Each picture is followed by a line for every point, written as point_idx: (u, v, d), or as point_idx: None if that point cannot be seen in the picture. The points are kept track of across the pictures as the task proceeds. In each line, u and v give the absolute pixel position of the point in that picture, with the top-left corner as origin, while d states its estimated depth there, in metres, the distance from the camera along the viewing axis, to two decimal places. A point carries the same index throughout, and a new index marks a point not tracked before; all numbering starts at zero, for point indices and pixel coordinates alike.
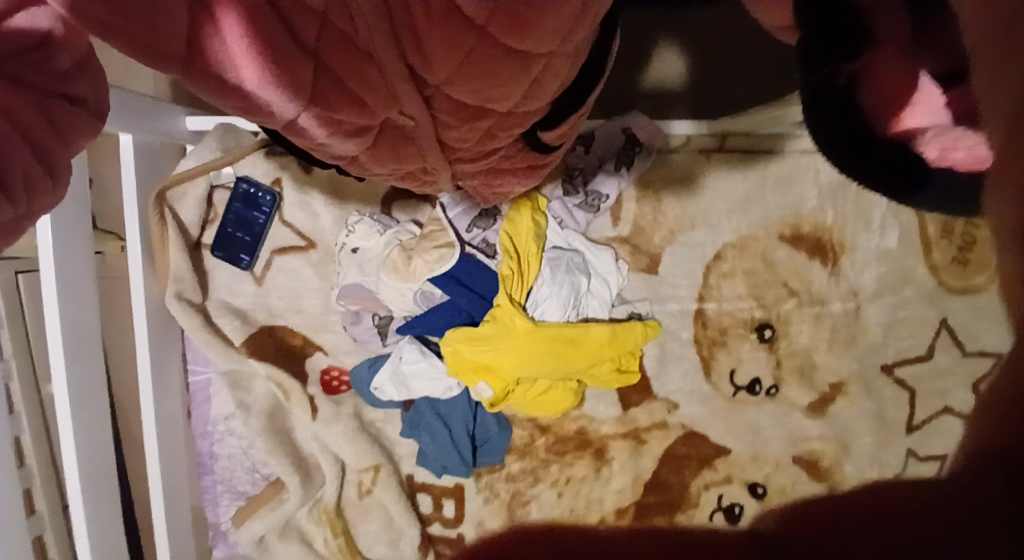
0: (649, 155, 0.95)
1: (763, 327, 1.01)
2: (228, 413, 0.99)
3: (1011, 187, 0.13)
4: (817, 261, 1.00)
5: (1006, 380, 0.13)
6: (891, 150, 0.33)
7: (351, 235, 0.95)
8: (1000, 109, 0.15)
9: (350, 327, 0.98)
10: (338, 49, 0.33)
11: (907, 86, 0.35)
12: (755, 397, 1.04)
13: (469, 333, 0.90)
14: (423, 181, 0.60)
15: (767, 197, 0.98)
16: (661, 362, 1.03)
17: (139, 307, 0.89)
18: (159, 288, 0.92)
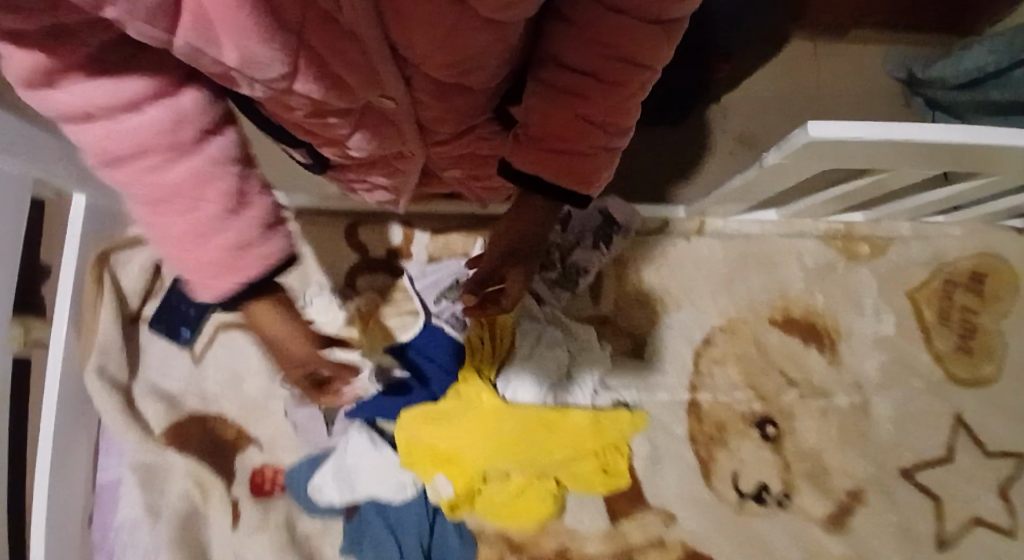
0: (626, 234, 0.90)
1: (763, 422, 0.90)
2: (132, 519, 0.79)
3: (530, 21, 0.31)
4: (813, 347, 0.92)
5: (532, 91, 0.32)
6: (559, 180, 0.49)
7: (307, 308, 0.86)
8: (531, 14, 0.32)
9: (291, 413, 0.84)
10: (321, 28, 0.31)
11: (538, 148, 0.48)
12: (765, 508, 0.89)
13: (431, 412, 0.77)
14: (391, 167, 0.66)
15: (750, 279, 0.92)
16: (653, 463, 0.89)
17: (49, 385, 0.76)
18: (78, 362, 0.80)
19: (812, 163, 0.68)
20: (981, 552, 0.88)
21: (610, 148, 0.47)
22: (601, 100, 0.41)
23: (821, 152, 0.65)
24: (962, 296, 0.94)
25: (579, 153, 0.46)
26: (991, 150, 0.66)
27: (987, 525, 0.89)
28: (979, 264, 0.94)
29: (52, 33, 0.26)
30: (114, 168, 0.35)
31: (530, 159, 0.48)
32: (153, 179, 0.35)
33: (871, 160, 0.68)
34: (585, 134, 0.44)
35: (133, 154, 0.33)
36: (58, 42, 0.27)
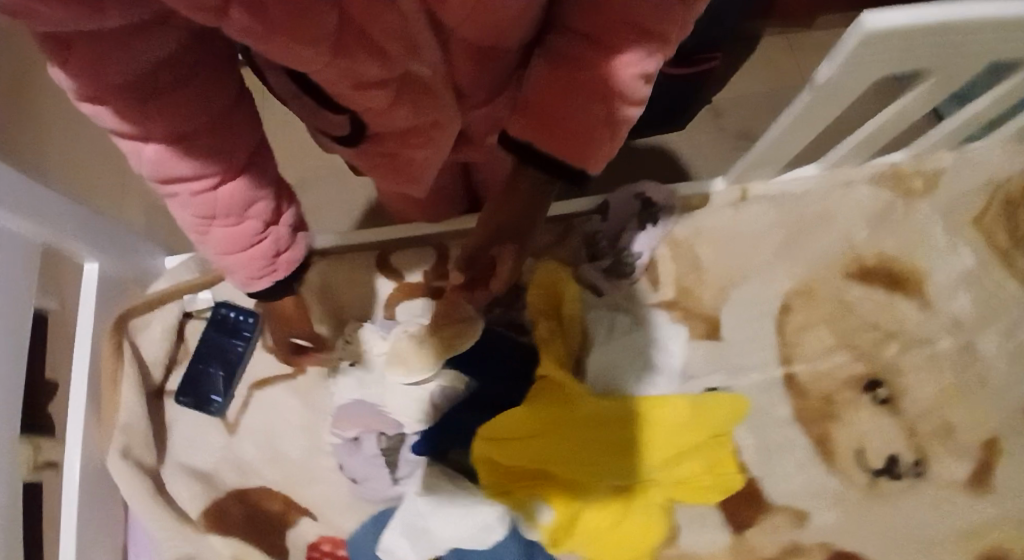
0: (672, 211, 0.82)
1: (874, 384, 0.80)
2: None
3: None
4: (898, 295, 0.84)
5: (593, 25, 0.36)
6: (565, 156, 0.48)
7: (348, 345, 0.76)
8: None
9: (346, 464, 0.72)
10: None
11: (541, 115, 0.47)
12: (900, 481, 0.77)
13: (512, 418, 0.64)
14: (427, 137, 0.61)
15: (812, 238, 0.85)
16: (765, 453, 0.77)
17: (67, 479, 0.64)
18: (98, 448, 0.68)
19: (874, 69, 0.64)
20: None
21: (611, 125, 0.45)
22: (601, 66, 0.40)
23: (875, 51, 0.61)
24: None
25: (577, 131, 0.45)
26: None
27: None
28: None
29: (110, 47, 0.26)
30: (191, 198, 0.37)
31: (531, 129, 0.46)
32: (210, 200, 0.38)
33: (928, 63, 0.64)
34: (582, 110, 0.43)
35: (200, 170, 0.36)
36: (123, 59, 0.27)
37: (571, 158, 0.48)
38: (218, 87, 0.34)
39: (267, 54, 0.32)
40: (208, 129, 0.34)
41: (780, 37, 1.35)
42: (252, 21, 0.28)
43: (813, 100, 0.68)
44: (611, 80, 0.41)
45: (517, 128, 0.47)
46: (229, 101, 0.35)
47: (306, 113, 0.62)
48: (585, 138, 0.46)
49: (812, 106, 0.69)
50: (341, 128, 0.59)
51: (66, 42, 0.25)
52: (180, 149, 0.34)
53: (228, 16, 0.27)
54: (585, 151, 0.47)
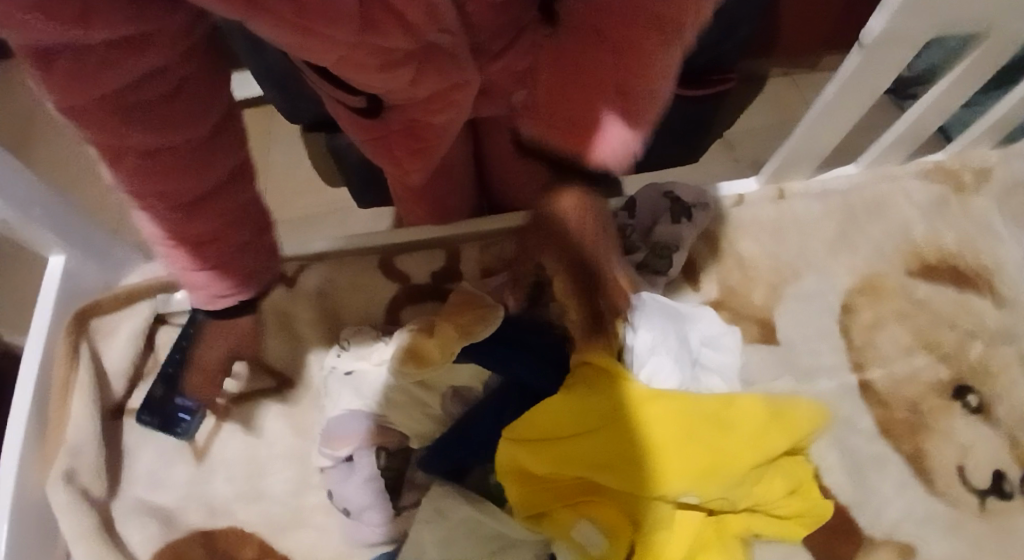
0: (706, 206, 0.73)
1: (963, 390, 0.68)
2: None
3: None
4: (972, 291, 0.74)
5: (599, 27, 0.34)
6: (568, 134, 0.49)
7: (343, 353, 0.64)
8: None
9: (337, 491, 0.59)
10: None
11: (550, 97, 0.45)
12: (1014, 506, 0.64)
13: (553, 413, 0.52)
14: (450, 104, 0.51)
15: (865, 231, 0.77)
16: (849, 474, 0.64)
17: None
18: (40, 475, 0.57)
19: (929, 22, 0.57)
20: None
21: None
22: None
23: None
24: None
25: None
26: None
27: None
28: None
29: (89, 64, 0.24)
30: (132, 196, 0.33)
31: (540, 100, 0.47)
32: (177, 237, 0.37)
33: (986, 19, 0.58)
34: None
35: (155, 173, 0.31)
36: (96, 71, 0.25)
37: None
38: (186, 79, 0.30)
39: (296, 44, 0.35)
40: (172, 127, 0.30)
41: (786, 77, 1.31)
42: (287, 6, 0.31)
43: (862, 61, 0.61)
44: None
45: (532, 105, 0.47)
46: (200, 98, 0.31)
47: (309, 75, 0.51)
48: None
49: (863, 68, 0.62)
50: (358, 101, 0.50)
51: (42, 54, 0.23)
52: (135, 154, 0.30)
53: (259, 14, 0.30)
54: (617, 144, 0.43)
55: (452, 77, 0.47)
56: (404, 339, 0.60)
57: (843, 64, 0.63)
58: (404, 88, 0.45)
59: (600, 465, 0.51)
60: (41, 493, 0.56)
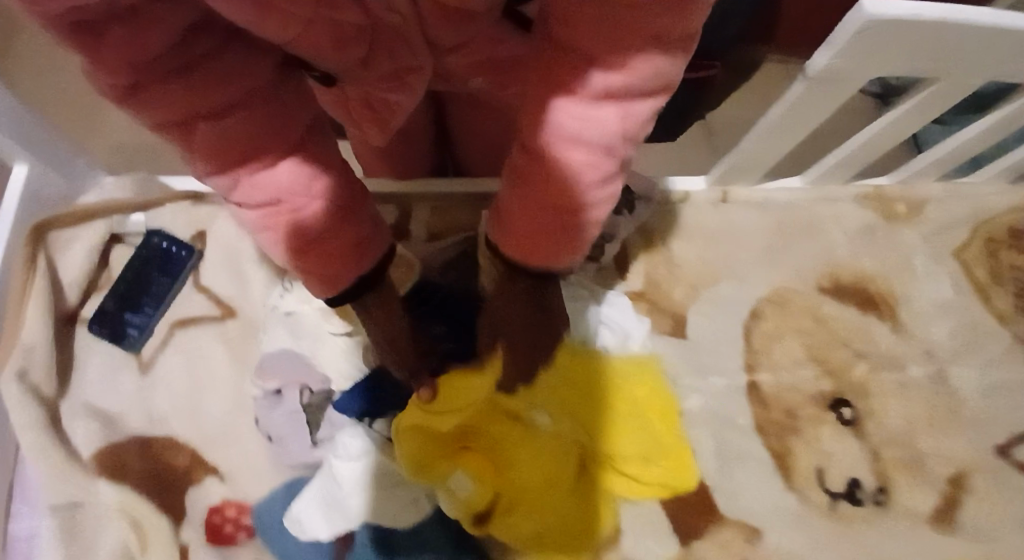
0: (649, 200, 0.79)
1: (839, 404, 0.76)
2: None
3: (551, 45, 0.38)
4: (874, 315, 0.81)
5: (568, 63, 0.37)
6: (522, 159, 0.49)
7: (286, 294, 0.69)
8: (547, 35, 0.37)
9: (263, 418, 0.66)
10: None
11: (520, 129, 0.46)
12: (862, 509, 0.72)
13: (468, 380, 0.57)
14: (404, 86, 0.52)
15: (792, 245, 0.82)
16: (721, 463, 0.72)
17: None
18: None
19: (871, 61, 0.60)
20: None
21: None
22: None
23: (878, 40, 0.57)
24: (1012, 253, 0.88)
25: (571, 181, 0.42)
26: None
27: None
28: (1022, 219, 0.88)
29: (107, 31, 0.26)
30: (207, 162, 0.37)
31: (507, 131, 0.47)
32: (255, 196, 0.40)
33: (926, 60, 0.62)
34: None
35: (216, 126, 0.34)
36: (119, 44, 0.27)
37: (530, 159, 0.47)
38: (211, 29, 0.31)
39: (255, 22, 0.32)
40: (211, 79, 0.32)
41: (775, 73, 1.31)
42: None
43: (806, 90, 0.64)
44: None
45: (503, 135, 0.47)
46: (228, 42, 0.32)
47: None
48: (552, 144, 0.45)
49: (803, 97, 0.65)
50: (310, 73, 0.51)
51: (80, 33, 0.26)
52: (188, 109, 0.32)
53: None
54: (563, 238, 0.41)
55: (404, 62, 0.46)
56: None
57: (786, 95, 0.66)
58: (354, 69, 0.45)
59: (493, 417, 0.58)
60: None
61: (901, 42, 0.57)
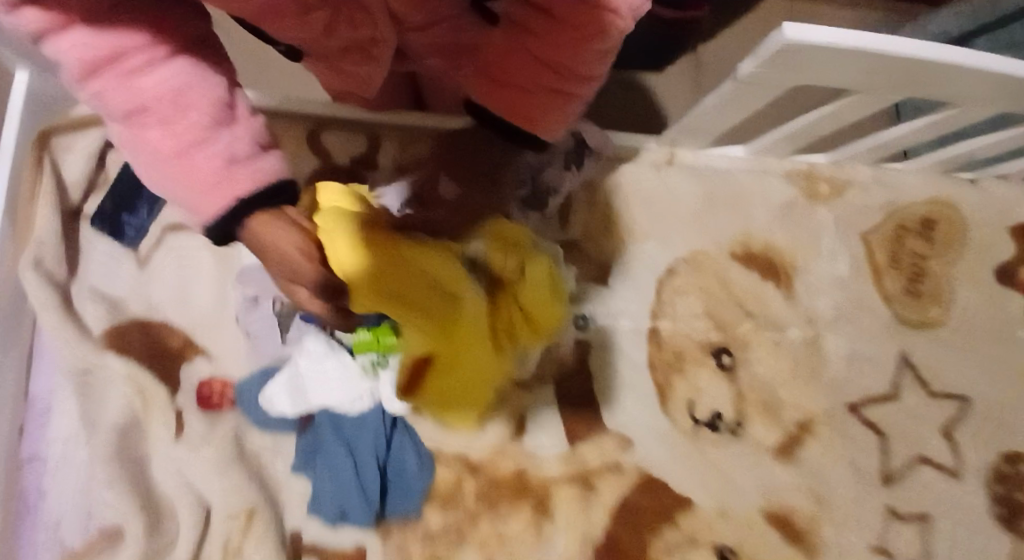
0: (598, 156, 0.89)
1: (721, 351, 0.91)
2: (70, 433, 0.76)
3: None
4: (771, 283, 0.95)
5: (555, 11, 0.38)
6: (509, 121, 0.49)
7: None
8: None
9: (243, 318, 0.81)
10: None
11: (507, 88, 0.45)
12: (720, 435, 0.90)
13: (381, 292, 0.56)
14: (367, 58, 0.57)
15: (717, 216, 0.96)
16: (614, 389, 0.89)
17: None
18: (13, 253, 0.77)
19: (787, 76, 0.70)
20: (917, 484, 0.93)
21: (561, 92, 0.44)
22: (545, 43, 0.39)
23: (791, 62, 0.67)
24: (915, 240, 0.99)
25: (519, 86, 0.44)
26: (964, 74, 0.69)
27: (930, 462, 0.94)
28: (933, 208, 0.99)
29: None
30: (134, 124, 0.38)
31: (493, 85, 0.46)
32: (202, 167, 0.38)
33: (846, 78, 0.70)
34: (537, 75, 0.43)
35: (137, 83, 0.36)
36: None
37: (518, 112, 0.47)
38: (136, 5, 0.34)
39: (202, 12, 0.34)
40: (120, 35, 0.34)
41: None
42: None
43: (738, 86, 0.74)
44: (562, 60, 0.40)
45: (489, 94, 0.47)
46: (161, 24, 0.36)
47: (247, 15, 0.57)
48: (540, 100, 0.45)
49: (739, 88, 0.75)
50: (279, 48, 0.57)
51: None
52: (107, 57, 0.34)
53: None
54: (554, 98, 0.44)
55: (363, 32, 0.53)
56: None
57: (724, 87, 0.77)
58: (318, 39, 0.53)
59: (418, 307, 0.59)
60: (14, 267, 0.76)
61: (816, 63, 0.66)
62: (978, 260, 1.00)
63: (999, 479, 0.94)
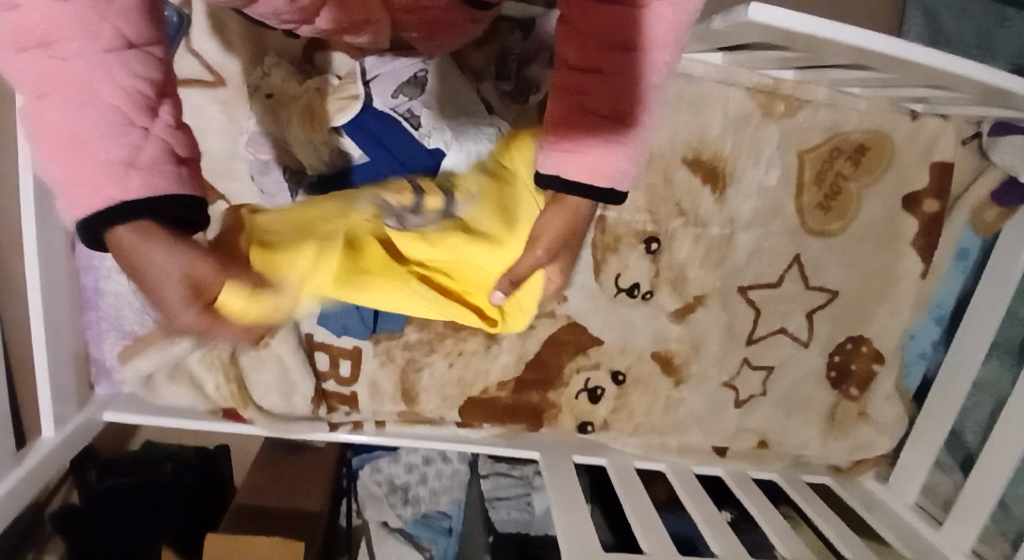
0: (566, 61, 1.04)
1: (651, 239, 1.15)
2: None
3: (586, 44, 0.44)
4: (709, 185, 1.14)
5: (613, 62, 0.44)
6: (593, 135, 0.47)
7: (267, 78, 0.97)
8: (585, 40, 0.44)
9: (259, 177, 1.00)
10: (567, 33, 0.44)
11: (582, 156, 0.48)
12: (635, 299, 1.18)
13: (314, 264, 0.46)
14: (360, 31, 0.68)
15: (679, 119, 1.09)
16: None
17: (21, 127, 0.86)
18: None
19: (747, 33, 0.82)
20: (773, 347, 1.25)
21: (626, 134, 0.48)
22: (603, 88, 0.45)
23: (755, 27, 0.79)
24: (843, 162, 1.15)
25: (594, 140, 0.47)
26: (907, 48, 0.81)
27: (789, 333, 1.25)
28: (868, 137, 1.14)
29: None
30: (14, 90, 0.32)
31: (573, 135, 0.47)
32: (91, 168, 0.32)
33: (799, 42, 0.82)
34: (601, 125, 0.47)
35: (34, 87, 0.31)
36: None
37: (598, 172, 0.49)
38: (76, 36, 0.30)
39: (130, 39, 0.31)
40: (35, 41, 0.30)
41: None
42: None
43: (712, 30, 0.86)
44: (618, 96, 0.46)
45: (565, 163, 0.48)
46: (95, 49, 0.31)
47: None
48: (608, 151, 0.48)
49: (716, 31, 0.86)
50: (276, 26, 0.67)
51: None
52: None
53: None
54: (621, 142, 0.48)
55: (358, 16, 0.63)
56: (308, 102, 0.93)
57: (696, 27, 0.90)
58: (312, 18, 0.61)
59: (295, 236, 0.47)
60: None
61: (767, 31, 0.78)
62: (890, 186, 1.18)
63: (836, 350, 1.28)
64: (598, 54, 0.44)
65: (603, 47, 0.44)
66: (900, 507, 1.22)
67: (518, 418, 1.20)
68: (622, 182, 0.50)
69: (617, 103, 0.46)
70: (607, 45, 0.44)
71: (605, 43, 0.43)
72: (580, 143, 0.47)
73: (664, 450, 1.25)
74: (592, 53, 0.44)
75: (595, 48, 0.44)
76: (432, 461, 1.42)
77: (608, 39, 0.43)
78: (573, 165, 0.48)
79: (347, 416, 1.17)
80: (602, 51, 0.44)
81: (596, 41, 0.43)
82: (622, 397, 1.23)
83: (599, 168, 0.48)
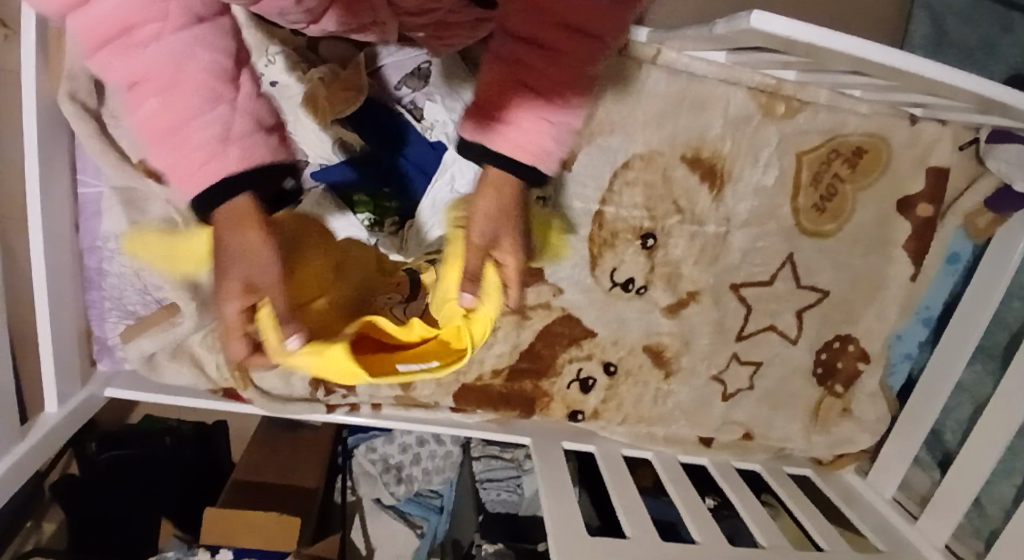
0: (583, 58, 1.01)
1: (647, 235, 1.17)
2: (119, 230, 1.03)
3: (528, 19, 0.46)
4: (706, 184, 1.15)
5: (554, 42, 0.47)
6: (530, 108, 0.52)
7: (270, 66, 0.89)
8: (525, 15, 0.46)
9: None
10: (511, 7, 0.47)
11: (521, 127, 0.53)
12: (629, 293, 1.20)
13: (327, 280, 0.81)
14: (366, 30, 0.67)
15: (680, 118, 1.09)
16: (556, 252, 1.15)
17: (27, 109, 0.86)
18: (50, 84, 0.89)
19: (749, 39, 0.83)
20: (762, 344, 1.28)
21: (563, 110, 0.53)
22: (544, 65, 0.49)
23: (757, 33, 0.79)
24: (840, 165, 1.16)
25: (532, 111, 0.52)
26: (906, 59, 0.82)
27: (778, 331, 1.28)
28: (866, 140, 1.15)
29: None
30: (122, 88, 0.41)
31: (513, 104, 0.52)
32: (199, 141, 0.44)
33: (801, 49, 0.83)
34: (540, 98, 0.51)
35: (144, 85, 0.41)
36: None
37: (533, 144, 0.54)
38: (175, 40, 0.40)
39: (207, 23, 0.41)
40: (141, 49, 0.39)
41: None
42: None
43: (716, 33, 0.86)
44: (557, 73, 0.50)
45: (504, 131, 0.53)
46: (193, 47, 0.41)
47: None
48: (543, 125, 0.53)
49: (720, 35, 0.86)
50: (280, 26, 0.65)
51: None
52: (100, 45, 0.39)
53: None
54: (558, 117, 0.53)
55: (365, 18, 0.62)
56: (314, 94, 0.89)
57: (699, 29, 0.90)
58: (318, 20, 0.60)
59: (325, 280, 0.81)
60: (53, 97, 0.90)
61: (767, 37, 0.79)
62: (884, 190, 1.20)
63: (823, 348, 1.31)
64: (541, 33, 0.47)
65: (544, 24, 0.46)
66: (878, 501, 1.27)
67: (511, 406, 1.23)
68: (550, 155, 0.56)
69: (553, 80, 0.50)
70: (548, 24, 0.46)
71: (550, 22, 0.46)
72: (521, 114, 0.52)
73: (651, 440, 1.29)
74: (534, 33, 0.47)
75: (535, 28, 0.47)
76: (425, 442, 1.46)
77: (550, 20, 0.46)
78: (509, 134, 0.53)
79: (344, 399, 1.20)
80: (545, 30, 0.47)
81: (538, 18, 0.46)
82: (612, 388, 1.26)
83: (535, 140, 0.54)
